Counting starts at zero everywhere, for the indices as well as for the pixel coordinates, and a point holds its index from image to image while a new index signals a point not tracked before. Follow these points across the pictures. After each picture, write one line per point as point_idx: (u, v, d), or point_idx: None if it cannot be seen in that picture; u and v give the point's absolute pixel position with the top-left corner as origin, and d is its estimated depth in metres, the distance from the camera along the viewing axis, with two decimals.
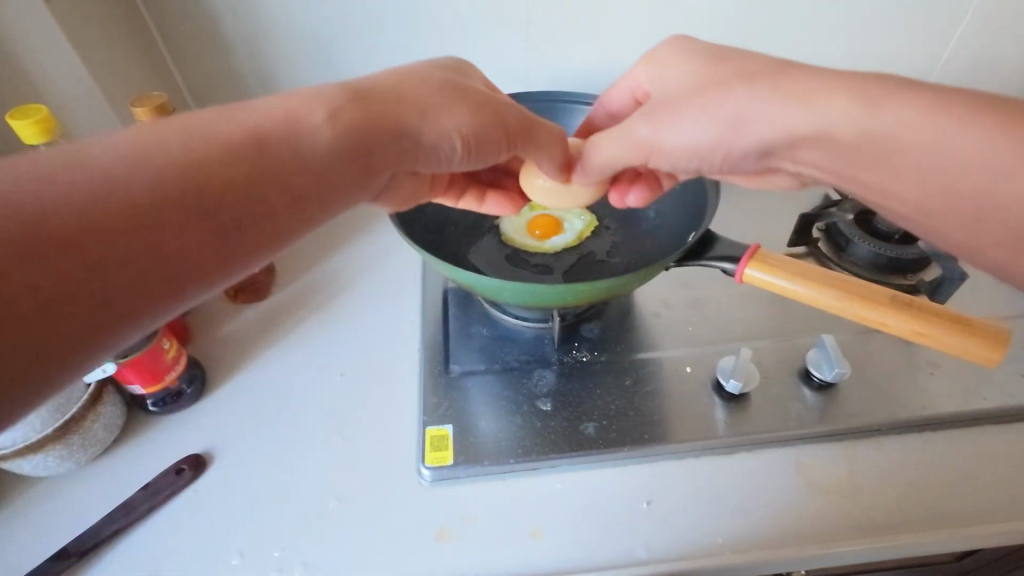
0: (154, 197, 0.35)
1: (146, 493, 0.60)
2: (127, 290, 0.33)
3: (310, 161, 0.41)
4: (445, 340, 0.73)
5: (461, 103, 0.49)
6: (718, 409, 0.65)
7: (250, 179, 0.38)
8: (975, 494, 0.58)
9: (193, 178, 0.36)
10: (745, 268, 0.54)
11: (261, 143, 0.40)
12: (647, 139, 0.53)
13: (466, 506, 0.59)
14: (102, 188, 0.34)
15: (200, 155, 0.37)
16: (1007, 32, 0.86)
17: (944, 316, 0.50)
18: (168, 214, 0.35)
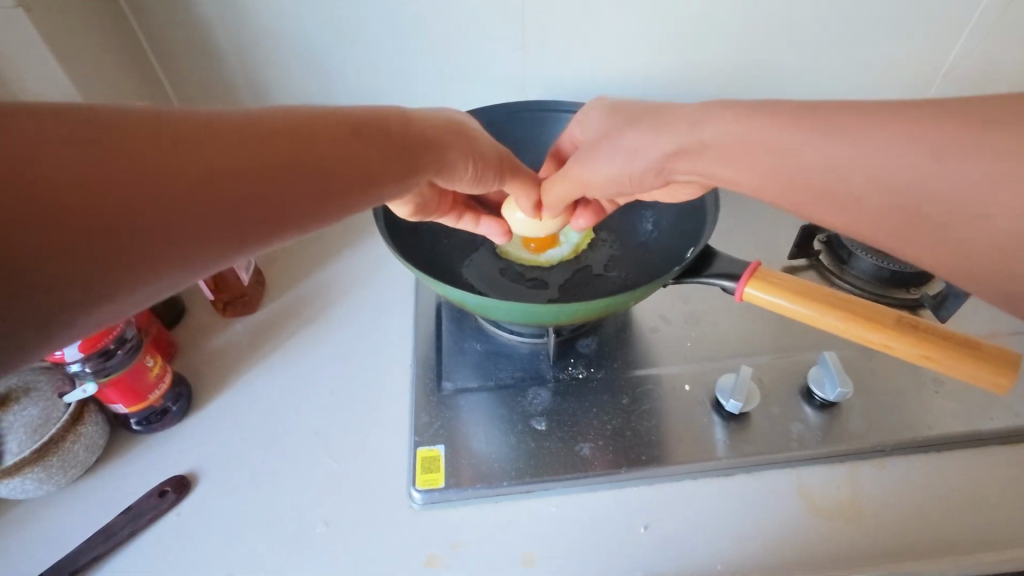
0: (231, 163, 0.33)
1: (128, 517, 0.58)
2: (185, 241, 0.31)
3: (366, 160, 0.41)
4: (438, 356, 0.71)
5: (477, 140, 0.54)
6: (717, 428, 0.63)
7: (314, 165, 0.38)
8: (983, 519, 0.57)
9: (265, 152, 0.35)
10: (744, 286, 0.53)
11: (328, 135, 0.39)
12: (581, 177, 0.58)
13: (457, 530, 0.57)
14: (179, 138, 0.31)
15: (273, 131, 0.36)
16: (1013, 40, 0.84)
17: (948, 340, 0.48)
18: (241, 183, 0.33)
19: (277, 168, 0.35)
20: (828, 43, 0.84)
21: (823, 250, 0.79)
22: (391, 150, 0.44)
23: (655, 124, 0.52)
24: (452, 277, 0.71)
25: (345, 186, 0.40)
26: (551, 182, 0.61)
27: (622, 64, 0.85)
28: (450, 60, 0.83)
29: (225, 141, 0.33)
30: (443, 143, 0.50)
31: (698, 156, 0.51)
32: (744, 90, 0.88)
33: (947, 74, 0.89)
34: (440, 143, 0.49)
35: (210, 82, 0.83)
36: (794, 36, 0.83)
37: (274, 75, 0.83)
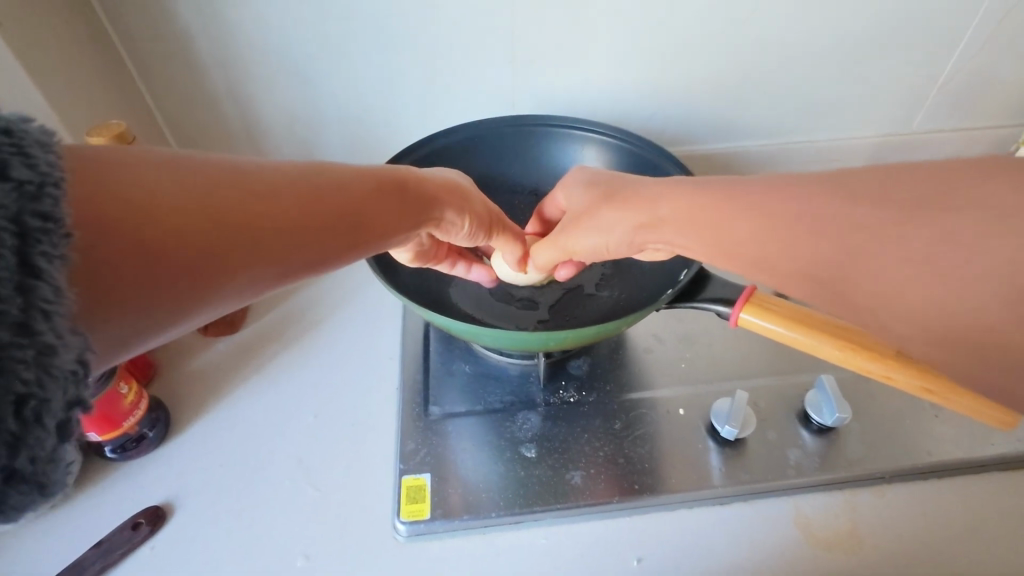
0: (247, 214, 0.35)
1: (98, 552, 0.55)
2: (201, 281, 0.32)
3: (372, 212, 0.43)
4: (425, 379, 0.69)
5: (475, 196, 0.56)
6: (713, 454, 0.61)
7: (324, 218, 0.39)
8: (985, 551, 0.55)
9: (279, 205, 0.37)
10: (739, 312, 0.51)
11: (337, 191, 0.41)
12: (565, 246, 0.57)
13: (443, 564, 0.55)
14: (204, 190, 0.33)
15: (289, 187, 0.38)
16: (1004, 54, 0.84)
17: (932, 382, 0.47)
18: (255, 234, 0.35)
19: (290, 221, 0.37)
20: (822, 58, 0.83)
21: None
22: (406, 199, 0.48)
23: (624, 204, 0.51)
24: (440, 299, 0.69)
25: (350, 237, 0.41)
26: (538, 246, 0.61)
27: (613, 78, 0.83)
28: (440, 73, 0.81)
29: (268, 193, 0.37)
30: (453, 198, 0.53)
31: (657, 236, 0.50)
32: (738, 104, 0.87)
33: (941, 88, 0.88)
34: (449, 197, 0.53)
35: (192, 95, 0.80)
36: (788, 50, 0.82)
37: (258, 88, 0.81)
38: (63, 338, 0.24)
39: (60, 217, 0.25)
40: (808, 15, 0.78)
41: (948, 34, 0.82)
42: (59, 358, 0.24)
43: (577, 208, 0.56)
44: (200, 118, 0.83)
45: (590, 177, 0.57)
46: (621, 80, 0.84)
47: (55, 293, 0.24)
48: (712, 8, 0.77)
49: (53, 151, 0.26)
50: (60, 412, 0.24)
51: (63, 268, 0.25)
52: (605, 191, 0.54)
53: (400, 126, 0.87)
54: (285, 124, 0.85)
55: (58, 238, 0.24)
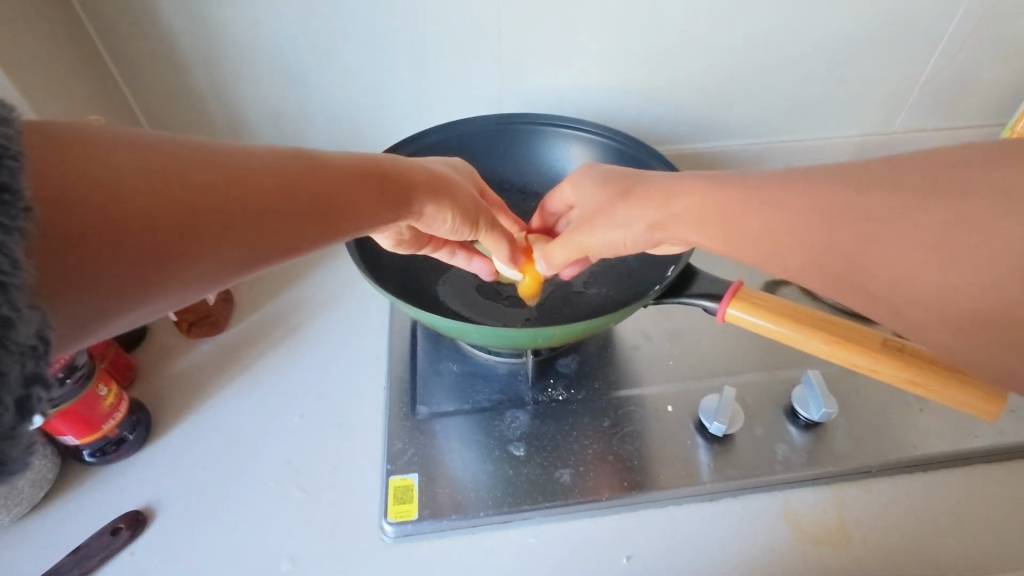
0: (221, 196, 0.34)
1: (76, 558, 0.54)
2: (174, 262, 0.31)
3: (349, 198, 0.43)
4: (412, 378, 0.69)
5: (461, 188, 0.55)
6: (701, 450, 0.61)
7: (301, 202, 0.39)
8: (969, 543, 0.55)
9: (255, 189, 0.36)
10: (727, 308, 0.51)
11: (314, 175, 0.41)
12: (584, 245, 0.55)
13: (430, 565, 0.54)
14: (175, 171, 0.32)
15: (264, 171, 0.37)
16: (983, 55, 0.85)
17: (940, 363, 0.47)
18: (229, 215, 0.34)
19: (264, 204, 0.36)
20: (807, 57, 0.84)
21: None
22: (387, 187, 0.47)
23: (641, 199, 0.51)
24: (428, 296, 0.68)
25: (326, 221, 0.41)
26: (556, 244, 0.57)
27: (601, 77, 0.83)
28: (427, 71, 0.81)
29: (242, 175, 0.36)
30: (442, 187, 0.53)
31: (654, 231, 0.50)
32: (725, 102, 0.88)
33: (922, 88, 0.89)
34: (433, 187, 0.52)
35: (175, 93, 0.79)
36: (772, 51, 0.82)
37: (243, 87, 0.80)
38: (20, 312, 0.23)
39: (20, 190, 0.24)
40: (793, 16, 0.79)
41: (928, 34, 0.83)
42: (16, 333, 0.23)
43: (590, 202, 0.56)
44: (182, 116, 0.82)
45: (605, 173, 0.57)
46: (607, 79, 0.84)
47: (12, 266, 0.23)
48: (698, 7, 0.77)
49: (12, 127, 0.25)
50: (18, 389, 0.24)
51: (22, 242, 0.24)
52: (620, 187, 0.54)
53: (387, 124, 0.86)
54: (270, 122, 0.84)
55: (17, 211, 0.24)
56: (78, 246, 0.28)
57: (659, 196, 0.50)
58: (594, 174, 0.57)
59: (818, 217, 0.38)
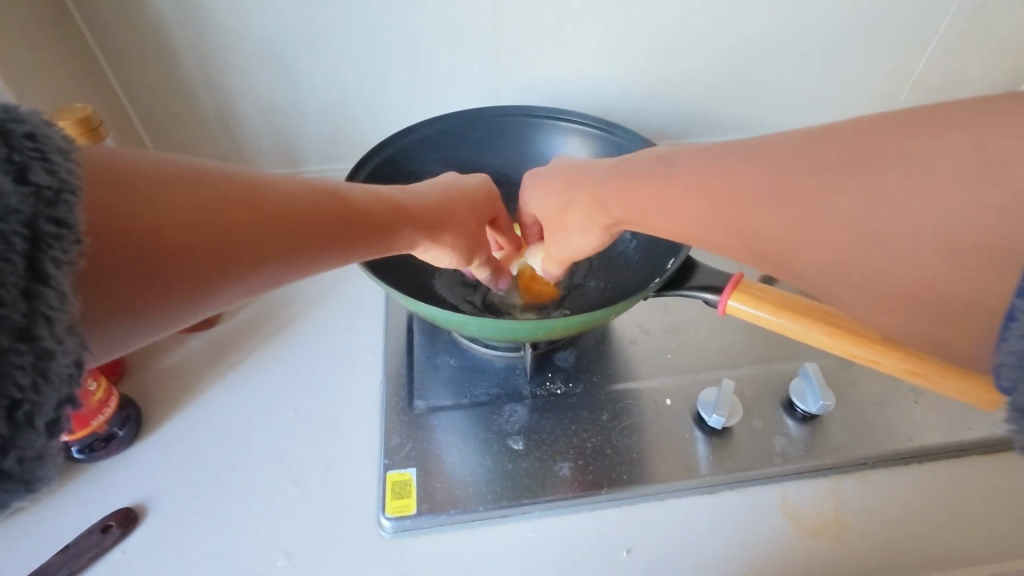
0: (249, 228, 0.35)
1: (65, 557, 0.52)
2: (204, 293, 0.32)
3: (359, 227, 0.45)
4: (409, 372, 0.68)
5: (463, 226, 0.57)
6: (700, 444, 0.61)
7: (317, 232, 0.40)
8: (964, 533, 0.56)
9: (278, 221, 0.37)
10: (727, 299, 0.51)
11: (329, 207, 0.42)
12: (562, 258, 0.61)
13: (429, 560, 0.54)
14: (210, 205, 0.33)
15: (285, 203, 0.39)
16: (978, 52, 0.86)
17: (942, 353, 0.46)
18: (255, 248, 0.36)
19: (286, 236, 0.38)
20: (804, 52, 0.84)
21: None
22: (394, 221, 0.49)
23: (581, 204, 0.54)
24: (424, 290, 0.67)
25: (338, 250, 0.42)
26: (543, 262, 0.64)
27: (599, 70, 0.83)
28: (424, 63, 0.80)
29: (267, 208, 0.37)
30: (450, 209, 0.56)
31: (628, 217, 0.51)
32: (721, 95, 0.87)
33: (916, 84, 0.89)
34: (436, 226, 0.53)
35: (164, 83, 0.77)
36: (770, 46, 0.82)
37: (235, 77, 0.78)
38: (64, 344, 0.23)
39: (74, 224, 0.24)
40: (791, 10, 0.79)
41: (925, 31, 0.83)
42: (56, 363, 0.23)
43: (540, 209, 0.60)
44: (171, 107, 0.80)
45: (552, 171, 0.60)
46: (605, 72, 0.83)
47: (59, 300, 0.23)
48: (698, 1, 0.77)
49: (72, 159, 0.26)
50: (52, 412, 0.23)
51: (70, 274, 0.24)
52: (559, 186, 0.57)
53: (382, 117, 0.85)
54: (262, 114, 0.82)
55: (69, 243, 0.24)
56: (119, 270, 0.28)
57: (589, 193, 0.52)
58: (538, 177, 0.61)
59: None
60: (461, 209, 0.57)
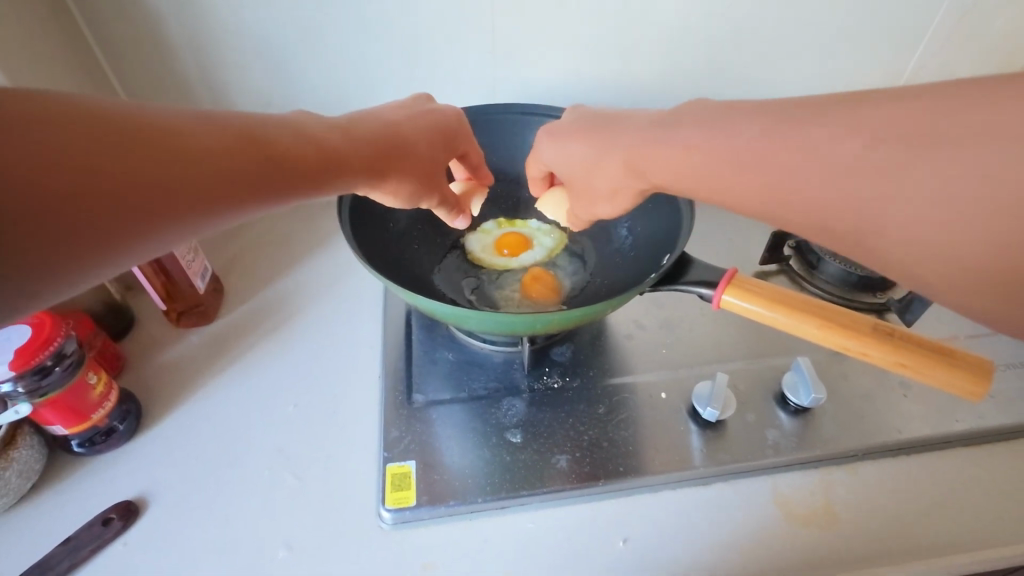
0: (149, 166, 0.35)
1: (67, 549, 0.53)
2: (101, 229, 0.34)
3: (284, 165, 0.43)
4: (408, 367, 0.69)
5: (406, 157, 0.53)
6: (694, 436, 0.62)
7: (234, 170, 0.40)
8: (951, 522, 0.57)
9: (185, 160, 0.37)
10: (722, 294, 0.52)
11: (248, 144, 0.41)
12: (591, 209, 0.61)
13: (427, 551, 0.55)
14: (103, 143, 0.34)
15: (197, 143, 0.38)
16: (965, 53, 0.88)
17: (930, 346, 0.48)
18: (158, 186, 0.36)
19: (196, 174, 0.38)
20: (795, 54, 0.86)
21: (793, 255, 0.82)
22: (325, 160, 0.47)
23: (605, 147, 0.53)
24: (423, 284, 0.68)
25: (261, 187, 0.42)
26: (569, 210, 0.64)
27: (595, 69, 0.84)
28: (422, 61, 0.81)
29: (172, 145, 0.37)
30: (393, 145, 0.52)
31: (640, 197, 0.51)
32: (714, 95, 0.89)
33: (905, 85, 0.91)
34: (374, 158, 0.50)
35: (162, 80, 0.78)
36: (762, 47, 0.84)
37: (233, 74, 0.79)
38: None
39: None
40: (783, 12, 0.81)
41: (913, 33, 0.85)
42: None
43: (558, 157, 0.58)
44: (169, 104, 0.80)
45: (569, 125, 0.59)
46: (601, 71, 0.85)
47: None
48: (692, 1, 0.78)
49: None
50: None
51: None
52: (584, 138, 0.56)
53: None
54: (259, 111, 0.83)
55: None
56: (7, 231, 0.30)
57: (612, 163, 0.52)
58: (555, 129, 0.59)
59: (817, 199, 0.39)
60: (404, 142, 0.53)
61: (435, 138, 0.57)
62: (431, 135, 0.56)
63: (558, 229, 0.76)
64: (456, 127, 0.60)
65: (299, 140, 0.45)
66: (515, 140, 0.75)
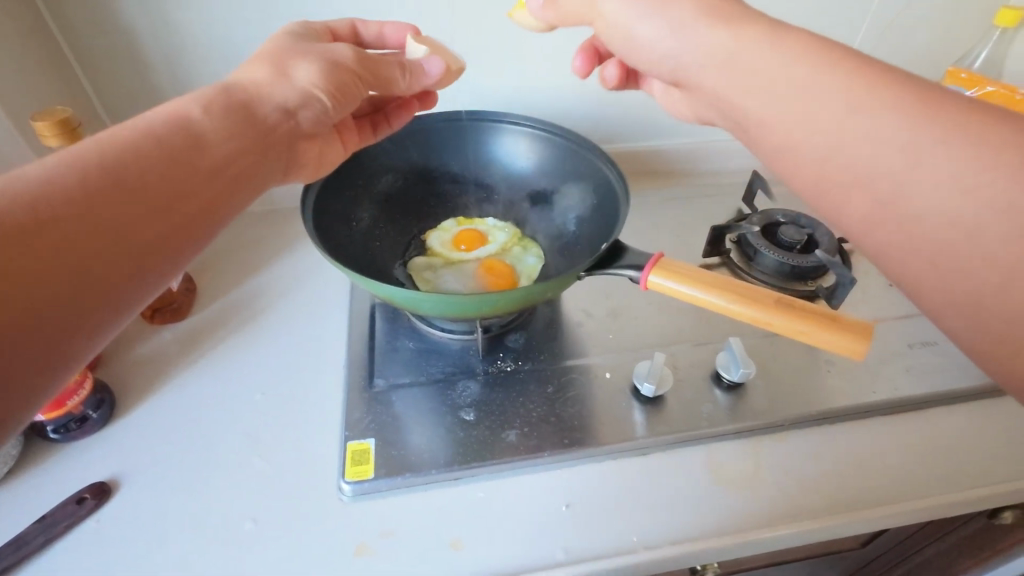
0: (115, 209, 0.38)
1: (41, 525, 0.56)
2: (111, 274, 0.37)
3: (220, 166, 0.46)
4: (370, 355, 0.73)
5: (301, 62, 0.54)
6: (636, 411, 0.68)
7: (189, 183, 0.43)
8: (866, 481, 0.63)
9: (139, 190, 0.40)
10: (648, 275, 0.57)
11: (182, 156, 0.43)
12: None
13: (385, 521, 0.58)
14: (67, 203, 0.36)
15: (141, 173, 0.41)
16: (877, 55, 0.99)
17: (822, 313, 0.53)
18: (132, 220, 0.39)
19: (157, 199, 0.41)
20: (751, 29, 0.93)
21: (733, 248, 0.90)
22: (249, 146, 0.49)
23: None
24: (383, 275, 0.72)
25: (216, 191, 0.45)
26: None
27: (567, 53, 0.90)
28: None
29: (120, 183, 0.39)
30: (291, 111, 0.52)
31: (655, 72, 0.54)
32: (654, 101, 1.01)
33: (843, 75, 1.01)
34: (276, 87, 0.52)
35: (138, 91, 0.83)
36: None
37: (207, 85, 0.85)
38: None
39: None
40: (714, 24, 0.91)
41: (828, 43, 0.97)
42: None
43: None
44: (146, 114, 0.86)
45: None
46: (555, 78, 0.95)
47: None
48: None
49: None
50: None
51: None
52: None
53: None
54: None
55: None
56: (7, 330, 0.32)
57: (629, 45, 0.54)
58: None
59: None
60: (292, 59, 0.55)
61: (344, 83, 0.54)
62: (339, 79, 0.53)
63: (513, 227, 0.82)
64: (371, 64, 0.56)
65: (221, 143, 0.46)
66: (473, 138, 0.80)
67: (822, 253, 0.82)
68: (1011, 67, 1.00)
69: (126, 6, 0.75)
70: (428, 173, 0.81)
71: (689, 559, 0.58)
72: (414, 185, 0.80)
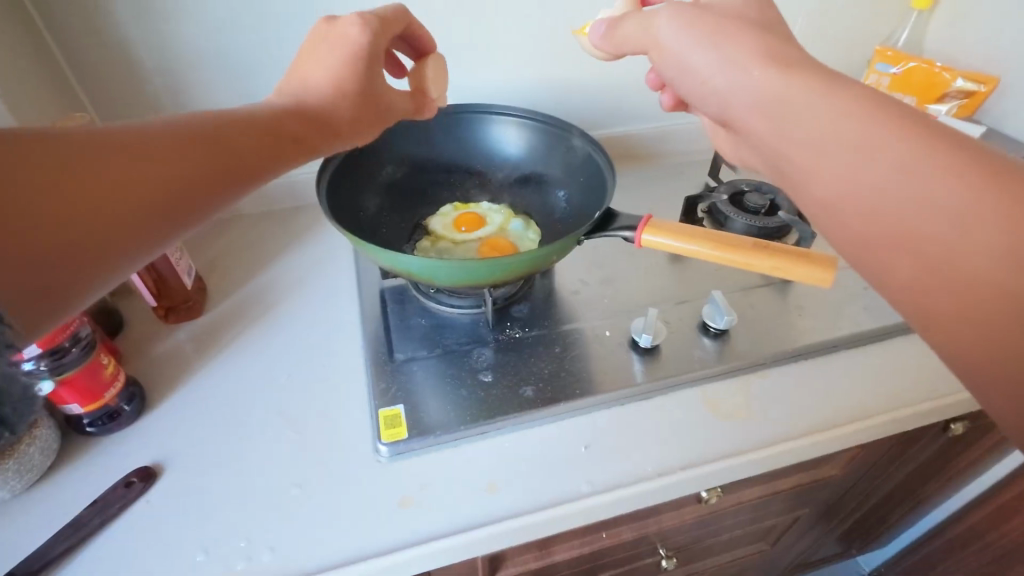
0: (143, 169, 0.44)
1: (96, 508, 0.59)
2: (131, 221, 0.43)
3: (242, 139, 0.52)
4: (387, 333, 0.78)
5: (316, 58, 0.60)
6: (636, 362, 0.75)
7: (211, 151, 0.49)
8: (841, 403, 0.72)
9: (169, 154, 0.46)
10: (642, 234, 0.65)
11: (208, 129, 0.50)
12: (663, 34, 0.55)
13: (422, 475, 0.64)
14: (105, 156, 0.42)
15: (173, 139, 0.47)
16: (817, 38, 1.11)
17: (794, 251, 0.61)
18: (158, 180, 0.45)
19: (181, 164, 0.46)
20: None
21: (705, 217, 0.98)
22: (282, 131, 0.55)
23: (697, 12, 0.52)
24: None
25: (239, 165, 0.51)
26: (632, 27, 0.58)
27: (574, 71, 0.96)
28: None
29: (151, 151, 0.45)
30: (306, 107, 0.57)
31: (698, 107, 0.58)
32: (622, 90, 1.10)
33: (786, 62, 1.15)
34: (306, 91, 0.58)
35: (133, 101, 0.87)
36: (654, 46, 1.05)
37: (201, 92, 0.89)
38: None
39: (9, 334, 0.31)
40: None
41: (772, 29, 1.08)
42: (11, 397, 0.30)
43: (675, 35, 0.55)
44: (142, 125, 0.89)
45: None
46: (530, 73, 1.02)
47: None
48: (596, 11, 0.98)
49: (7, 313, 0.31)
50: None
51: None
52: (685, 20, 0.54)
53: None
54: None
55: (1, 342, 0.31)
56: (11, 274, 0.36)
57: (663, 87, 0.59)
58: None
59: None
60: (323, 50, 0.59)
61: (347, 70, 0.59)
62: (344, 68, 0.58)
63: (507, 207, 0.88)
64: (367, 44, 0.60)
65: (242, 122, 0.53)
66: (466, 131, 0.87)
67: (785, 214, 0.91)
68: (930, 44, 1.13)
69: (124, 19, 0.79)
70: (424, 164, 0.87)
71: (697, 481, 0.65)
72: (412, 175, 0.86)
